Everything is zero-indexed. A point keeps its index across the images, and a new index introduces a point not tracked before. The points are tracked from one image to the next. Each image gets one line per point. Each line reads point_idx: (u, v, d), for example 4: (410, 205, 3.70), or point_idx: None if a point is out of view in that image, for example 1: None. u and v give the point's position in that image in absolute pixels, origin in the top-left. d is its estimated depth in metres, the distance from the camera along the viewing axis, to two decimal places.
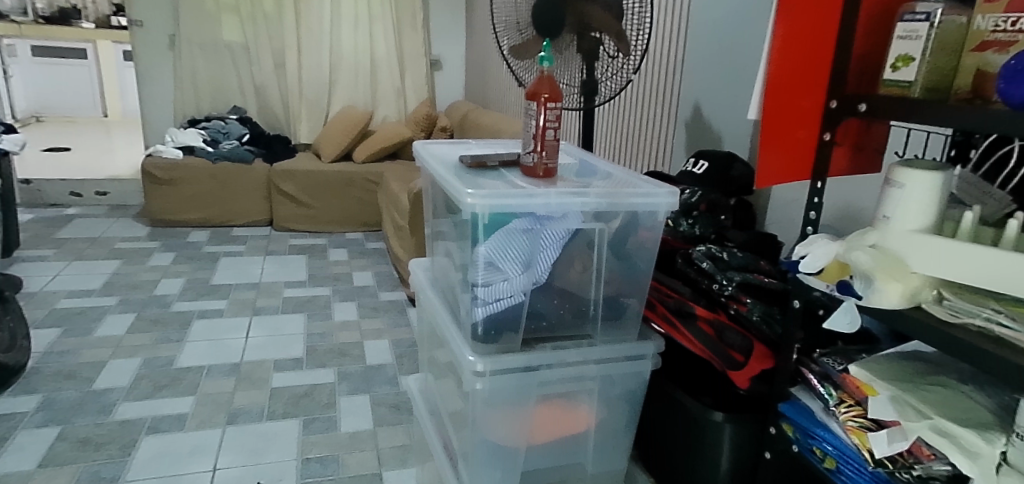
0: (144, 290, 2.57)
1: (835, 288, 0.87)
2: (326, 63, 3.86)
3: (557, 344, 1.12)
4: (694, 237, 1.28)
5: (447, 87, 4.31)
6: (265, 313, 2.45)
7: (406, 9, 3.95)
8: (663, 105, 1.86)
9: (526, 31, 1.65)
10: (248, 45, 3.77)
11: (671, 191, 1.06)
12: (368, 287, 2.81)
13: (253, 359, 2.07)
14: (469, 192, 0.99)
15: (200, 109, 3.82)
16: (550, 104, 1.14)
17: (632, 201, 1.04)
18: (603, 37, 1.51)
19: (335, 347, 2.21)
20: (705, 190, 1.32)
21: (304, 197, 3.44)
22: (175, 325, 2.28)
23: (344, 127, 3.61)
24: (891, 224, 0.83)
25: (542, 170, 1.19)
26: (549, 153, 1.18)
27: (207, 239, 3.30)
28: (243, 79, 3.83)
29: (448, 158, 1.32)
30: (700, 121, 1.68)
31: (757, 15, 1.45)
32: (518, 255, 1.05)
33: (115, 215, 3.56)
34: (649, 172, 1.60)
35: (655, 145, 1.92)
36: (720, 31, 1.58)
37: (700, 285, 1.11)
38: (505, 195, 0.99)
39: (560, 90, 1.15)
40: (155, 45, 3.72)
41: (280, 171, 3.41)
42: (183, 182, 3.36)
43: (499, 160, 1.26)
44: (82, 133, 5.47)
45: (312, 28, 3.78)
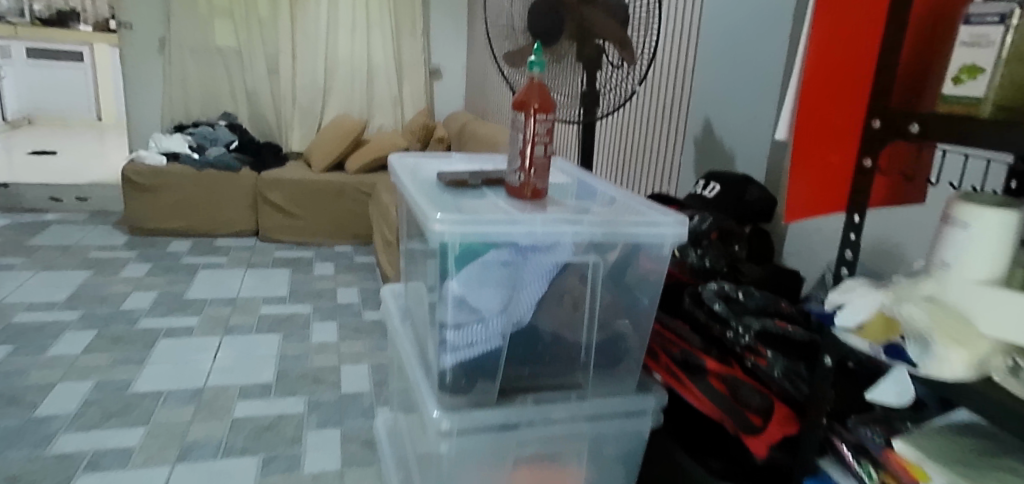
0: (110, 303, 2.41)
1: (882, 351, 0.70)
2: (321, 69, 3.71)
3: (541, 397, 0.94)
4: (703, 271, 1.12)
5: (447, 96, 4.17)
6: (237, 332, 2.29)
7: (405, 14, 3.81)
8: (671, 122, 1.71)
9: (521, 39, 1.50)
10: (241, 50, 3.60)
11: (678, 220, 0.90)
12: (352, 305, 2.65)
13: (217, 385, 1.91)
14: (438, 217, 0.83)
15: (190, 116, 3.65)
16: (540, 116, 0.99)
17: (633, 231, 0.89)
18: (607, 45, 1.37)
19: (309, 372, 2.04)
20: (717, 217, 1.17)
21: (292, 206, 3.30)
22: (139, 344, 2.12)
23: (336, 136, 3.47)
24: (952, 273, 0.67)
25: (529, 191, 1.03)
26: (538, 172, 1.02)
27: (188, 250, 3.14)
28: (234, 85, 3.66)
29: (423, 175, 1.16)
30: (712, 139, 1.53)
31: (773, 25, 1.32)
32: (497, 293, 0.88)
33: (94, 222, 3.41)
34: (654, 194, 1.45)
35: (660, 162, 1.77)
36: (732, 43, 1.45)
37: (711, 331, 0.93)
38: (478, 221, 0.83)
39: (552, 100, 1.00)
40: (143, 48, 3.57)
41: (267, 179, 3.26)
42: (165, 189, 3.21)
43: (482, 178, 1.10)
44: (75, 135, 5.36)
45: (307, 32, 3.64)
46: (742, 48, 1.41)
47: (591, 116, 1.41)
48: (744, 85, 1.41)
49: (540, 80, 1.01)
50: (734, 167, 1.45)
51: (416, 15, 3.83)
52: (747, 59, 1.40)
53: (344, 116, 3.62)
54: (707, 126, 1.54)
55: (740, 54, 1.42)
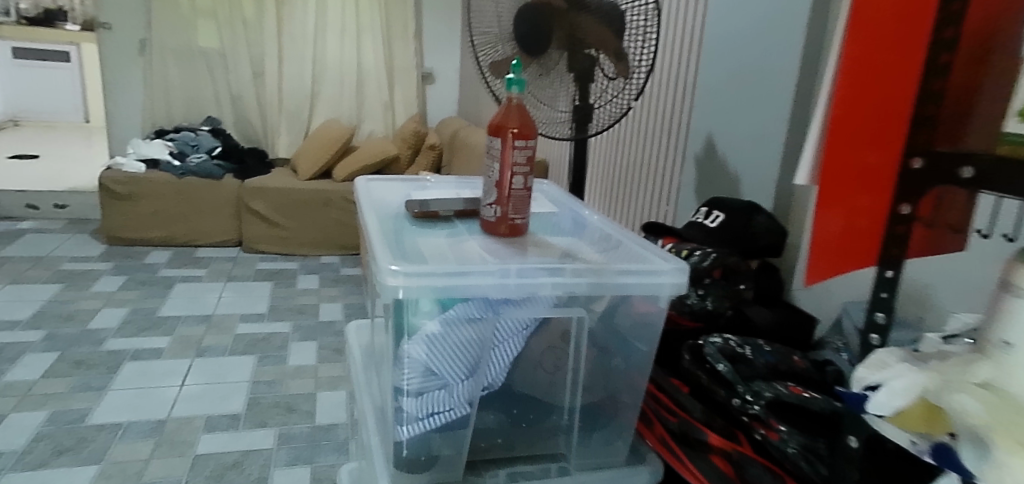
0: (77, 322, 2.28)
1: (929, 450, 0.55)
2: (309, 73, 3.58)
3: (517, 471, 0.81)
4: (704, 314, 0.99)
5: (440, 102, 4.04)
6: (209, 355, 2.15)
7: (396, 16, 3.68)
8: (671, 138, 1.58)
9: (508, 49, 1.37)
10: (225, 52, 3.47)
11: (677, 267, 0.77)
12: (334, 323, 2.52)
13: (181, 415, 1.79)
14: (393, 268, 0.69)
15: (172, 121, 3.53)
16: (518, 142, 0.86)
17: (623, 281, 0.76)
18: (600, 56, 1.24)
19: (282, 400, 1.91)
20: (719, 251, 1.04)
21: (276, 216, 3.15)
22: (102, 369, 1.99)
23: (323, 143, 3.34)
24: (1014, 354, 0.52)
25: (506, 227, 0.90)
26: (516, 206, 0.89)
27: (166, 261, 2.96)
28: (219, 89, 3.53)
29: (390, 206, 1.04)
30: (714, 157, 1.40)
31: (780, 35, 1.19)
32: (462, 354, 0.75)
33: (71, 231, 3.28)
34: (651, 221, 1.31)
35: (655, 183, 1.65)
36: (737, 55, 1.32)
37: (715, 396, 0.79)
38: (438, 272, 0.70)
39: (533, 123, 0.87)
40: (124, 50, 3.43)
41: (250, 187, 3.11)
42: (144, 198, 3.05)
43: (455, 209, 0.98)
44: (60, 138, 5.23)
45: (294, 34, 3.49)
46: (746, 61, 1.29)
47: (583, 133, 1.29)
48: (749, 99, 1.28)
49: (520, 98, 0.88)
50: (739, 189, 1.31)
51: (408, 18, 3.70)
52: (752, 71, 1.27)
53: (332, 122, 3.49)
54: (710, 143, 1.41)
55: (745, 66, 1.29)
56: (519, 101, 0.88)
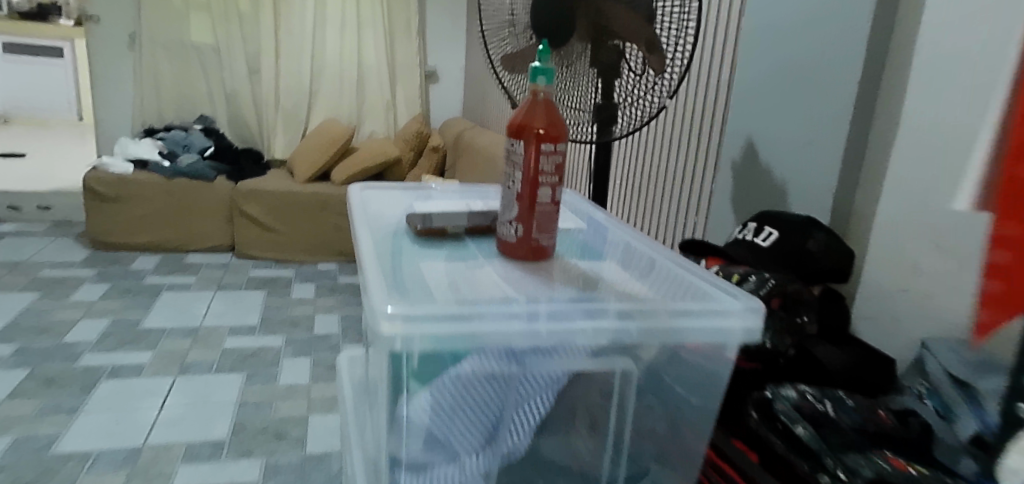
0: (53, 334, 2.12)
1: None
2: (307, 71, 3.42)
3: None
4: (763, 353, 0.83)
5: (443, 102, 3.88)
6: (193, 372, 1.99)
7: (399, 12, 3.52)
8: (701, 140, 1.43)
9: (523, 40, 1.20)
10: (220, 48, 3.31)
11: (748, 306, 0.61)
12: (331, 336, 2.35)
13: (159, 442, 1.63)
14: (387, 311, 0.53)
15: (164, 119, 3.36)
16: (546, 146, 0.70)
17: (680, 324, 0.60)
18: (627, 47, 1.08)
19: (271, 425, 1.75)
20: (777, 277, 0.87)
21: (270, 221, 2.98)
22: (76, 387, 1.83)
23: (322, 144, 3.18)
24: None
25: (527, 248, 0.74)
26: (541, 223, 0.73)
27: (154, 267, 2.80)
28: (213, 87, 3.37)
29: (388, 220, 0.87)
30: (754, 164, 1.24)
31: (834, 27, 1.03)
32: (473, 414, 0.59)
33: (55, 234, 3.12)
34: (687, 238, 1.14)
35: (684, 192, 1.50)
36: (781, 50, 1.16)
37: (795, 468, 0.63)
38: (445, 317, 0.54)
39: (564, 122, 0.71)
40: (112, 45, 3.27)
41: (243, 190, 2.95)
42: (131, 201, 2.88)
43: (467, 225, 0.82)
44: (52, 137, 5.07)
45: (292, 30, 3.34)
46: (791, 56, 1.13)
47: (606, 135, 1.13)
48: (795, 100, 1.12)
49: (550, 94, 0.71)
50: (785, 201, 1.15)
51: (411, 14, 3.54)
52: (799, 67, 1.11)
53: (331, 121, 3.34)
54: (749, 148, 1.25)
55: (791, 61, 1.13)
56: (545, 95, 0.72)
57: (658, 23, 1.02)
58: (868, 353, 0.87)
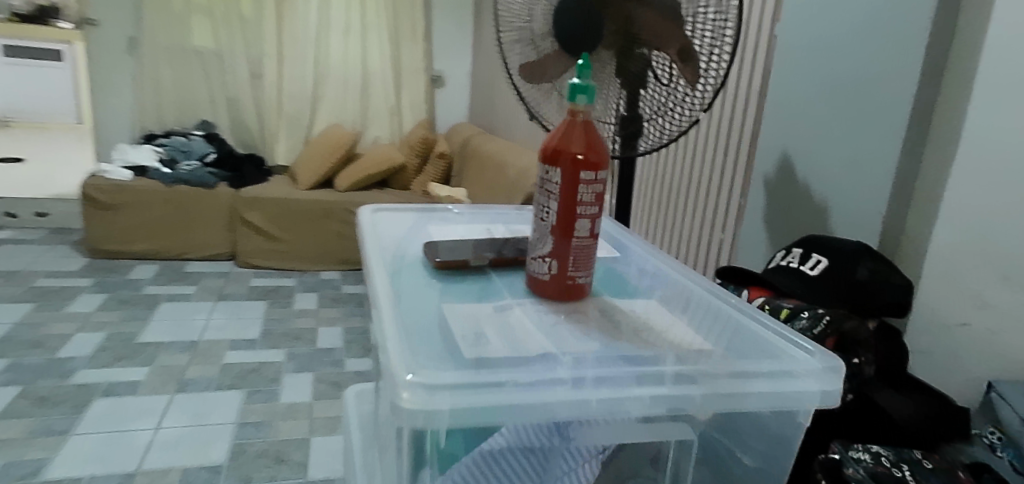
0: (46, 349, 2.04)
1: None
2: (311, 75, 3.35)
3: None
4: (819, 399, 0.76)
5: (450, 107, 3.80)
6: (191, 389, 1.90)
7: (405, 16, 3.44)
8: (727, 155, 1.37)
9: (543, 48, 1.06)
10: (222, 51, 3.24)
11: (822, 366, 0.53)
12: (334, 351, 2.27)
13: (154, 467, 1.54)
14: (408, 379, 0.46)
15: (164, 124, 3.27)
16: (586, 174, 0.62)
17: (747, 387, 0.52)
18: (654, 56, 0.98)
19: (271, 448, 1.67)
20: (831, 312, 0.80)
21: (272, 229, 2.90)
22: (68, 407, 1.75)
23: (327, 149, 3.11)
24: None
25: (562, 287, 0.66)
26: (578, 260, 0.65)
27: (153, 276, 2.71)
28: (214, 91, 3.28)
29: (402, 250, 0.79)
30: (791, 182, 1.16)
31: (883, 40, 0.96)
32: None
33: (51, 241, 3.04)
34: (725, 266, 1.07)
35: (712, 208, 1.42)
36: (822, 63, 1.09)
37: None
38: (475, 386, 0.47)
39: (606, 147, 0.63)
40: (112, 48, 3.19)
41: (245, 197, 2.87)
42: (130, 208, 2.81)
43: (491, 258, 0.74)
44: (51, 141, 4.99)
45: (295, 32, 3.27)
46: (833, 69, 1.06)
47: (631, 151, 1.04)
48: (838, 116, 1.05)
49: (590, 115, 0.63)
50: (827, 223, 1.07)
51: (417, 19, 3.46)
52: (841, 82, 1.04)
53: (335, 127, 3.26)
54: (784, 164, 1.18)
55: (833, 75, 1.06)
56: (584, 115, 0.63)
57: (694, 32, 0.94)
58: (930, 395, 0.79)
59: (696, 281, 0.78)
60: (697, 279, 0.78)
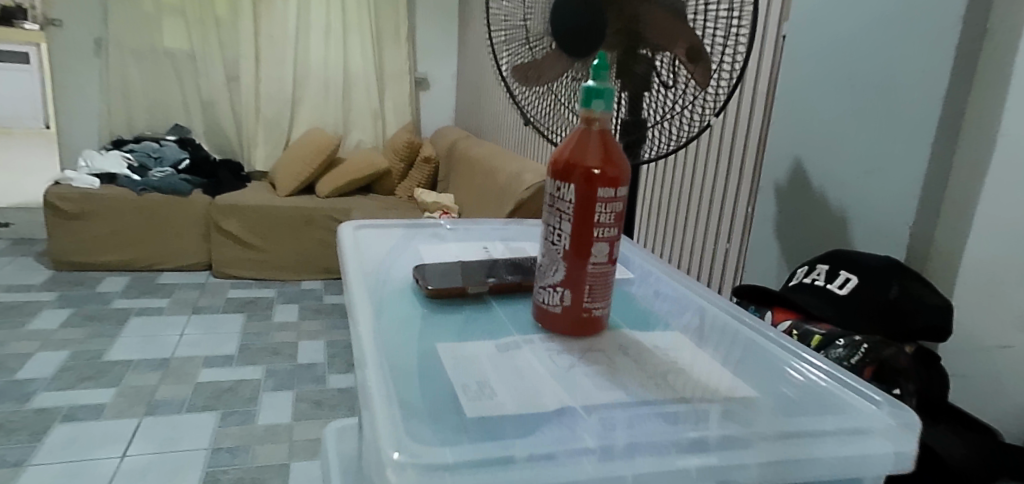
0: (3, 371, 1.90)
1: None
2: (289, 78, 3.23)
3: None
4: None
5: (434, 110, 3.70)
6: (162, 412, 1.78)
7: (387, 17, 3.34)
8: (733, 160, 1.29)
9: (540, 45, 0.96)
10: (195, 54, 3.11)
11: (889, 431, 0.47)
12: (316, 366, 2.15)
13: None
14: (399, 462, 0.38)
15: (134, 129, 3.14)
16: (606, 193, 0.53)
17: (808, 452, 0.44)
18: (658, 52, 0.85)
19: (247, 475, 1.55)
20: (869, 339, 0.72)
21: (250, 237, 2.78)
22: (25, 435, 1.62)
23: (306, 155, 2.99)
24: None
25: (576, 322, 0.57)
26: (596, 291, 0.56)
27: (123, 289, 2.58)
28: (188, 95, 3.15)
29: (388, 274, 0.70)
30: (801, 189, 1.08)
31: (898, 37, 0.89)
32: None
33: (15, 253, 2.89)
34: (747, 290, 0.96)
35: (719, 217, 1.33)
36: (831, 63, 1.01)
37: None
38: (485, 466, 0.38)
39: (627, 161, 0.54)
40: (76, 50, 3.05)
41: (222, 205, 2.75)
42: (97, 218, 2.67)
43: (491, 283, 0.65)
44: (18, 148, 4.80)
45: (273, 34, 3.15)
46: (844, 70, 0.98)
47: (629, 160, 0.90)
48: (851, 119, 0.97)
49: (608, 122, 0.55)
50: (845, 234, 0.99)
51: (399, 19, 3.36)
52: (855, 81, 0.96)
53: (316, 130, 3.14)
54: (795, 170, 1.10)
55: (844, 75, 0.99)
56: (600, 122, 0.55)
57: (703, 26, 0.80)
58: (974, 431, 0.73)
59: (719, 304, 0.70)
60: (719, 302, 0.71)
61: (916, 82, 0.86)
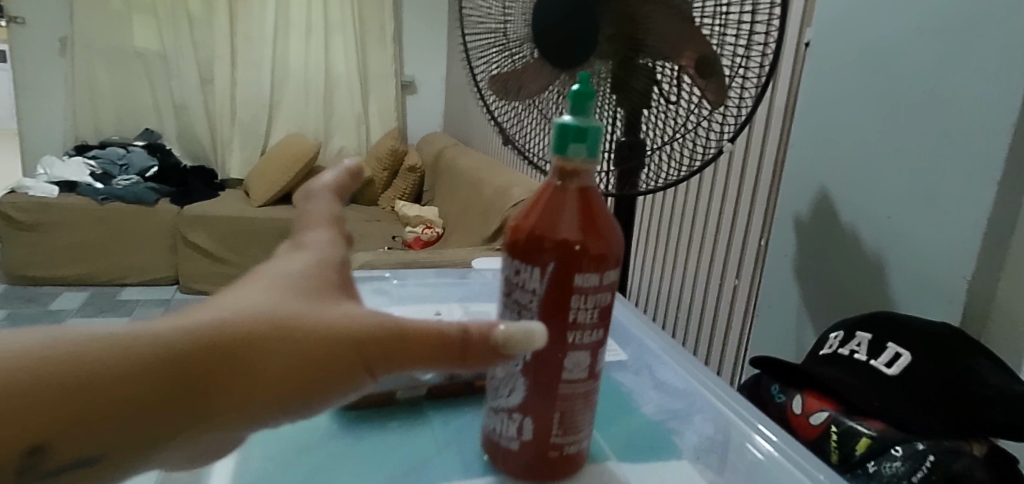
0: None
1: None
2: (267, 80, 3.05)
3: None
4: None
5: (422, 116, 3.53)
6: None
7: (371, 17, 3.17)
8: (742, 182, 1.10)
9: (521, 53, 0.76)
10: (167, 53, 2.93)
11: None
12: None
13: None
14: None
15: (101, 134, 2.95)
16: (582, 277, 0.37)
17: None
18: (660, 66, 0.64)
19: None
20: (927, 442, 0.52)
21: (221, 251, 2.59)
22: None
23: (283, 163, 2.80)
24: None
25: (543, 460, 0.40)
26: (569, 419, 0.39)
27: (79, 307, 2.39)
28: (160, 97, 2.98)
29: None
30: (792, 232, 0.87)
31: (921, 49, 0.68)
32: None
33: None
34: (765, 363, 0.68)
35: (724, 249, 1.15)
36: (829, 78, 0.80)
37: None
38: None
39: (614, 230, 0.37)
40: (40, 49, 2.86)
41: (190, 216, 2.56)
42: (54, 229, 2.48)
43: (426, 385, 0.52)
44: None
45: (249, 33, 2.97)
46: None
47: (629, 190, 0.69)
48: (849, 151, 0.76)
49: (595, 179, 0.38)
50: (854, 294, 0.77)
51: (385, 20, 3.18)
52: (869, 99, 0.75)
53: (296, 135, 2.96)
54: (784, 209, 0.89)
55: (845, 97, 0.77)
56: (580, 172, 0.37)
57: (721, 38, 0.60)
58: None
59: (721, 399, 0.56)
60: (724, 394, 0.57)
61: (944, 110, 0.64)
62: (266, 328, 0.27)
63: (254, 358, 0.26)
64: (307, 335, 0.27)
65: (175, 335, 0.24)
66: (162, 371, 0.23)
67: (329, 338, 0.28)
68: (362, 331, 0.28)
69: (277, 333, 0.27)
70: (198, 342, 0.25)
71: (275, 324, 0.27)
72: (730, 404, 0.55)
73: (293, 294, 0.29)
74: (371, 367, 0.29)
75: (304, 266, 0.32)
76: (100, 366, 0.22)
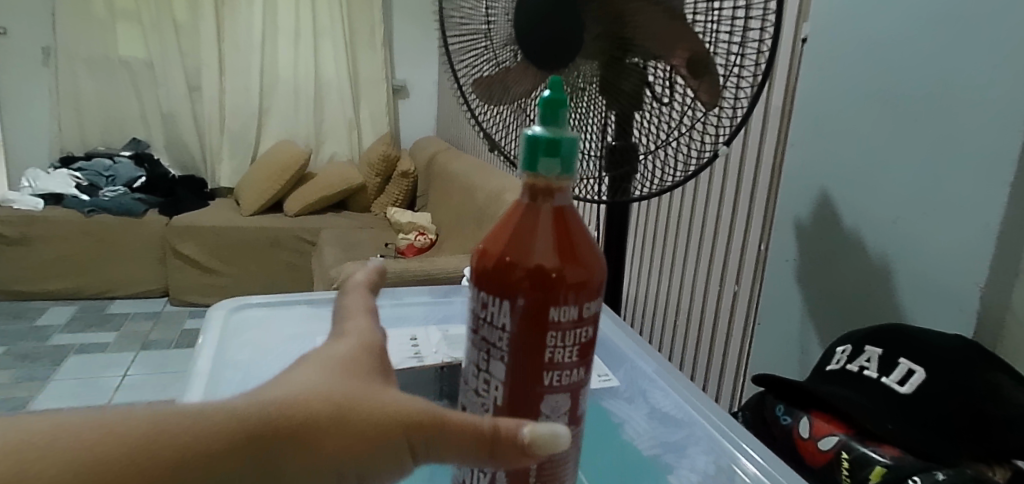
0: None
1: None
2: (256, 87, 3.00)
3: None
4: None
5: (415, 121, 3.49)
6: None
7: (360, 21, 3.12)
8: (739, 187, 1.05)
9: (506, 57, 0.71)
10: (153, 62, 2.88)
11: None
12: None
13: None
14: None
15: (88, 145, 2.90)
16: (561, 312, 0.32)
17: None
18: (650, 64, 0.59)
19: None
20: (950, 471, 0.45)
21: (211, 261, 2.55)
22: None
23: (273, 171, 2.75)
24: None
25: None
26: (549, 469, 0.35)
27: (66, 322, 2.34)
28: (147, 106, 2.93)
29: None
30: (790, 240, 0.83)
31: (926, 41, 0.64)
32: None
33: None
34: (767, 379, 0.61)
35: (722, 253, 1.10)
36: (827, 73, 0.75)
37: None
38: None
39: (598, 255, 0.33)
40: (23, 60, 2.81)
41: (178, 227, 2.51)
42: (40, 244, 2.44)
43: None
44: None
45: (236, 40, 2.93)
46: None
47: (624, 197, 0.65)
48: (851, 151, 0.71)
49: (573, 198, 0.33)
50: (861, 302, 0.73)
51: (374, 25, 3.14)
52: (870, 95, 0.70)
53: (287, 143, 2.92)
54: (783, 213, 0.85)
55: (842, 99, 0.73)
56: (558, 191, 0.33)
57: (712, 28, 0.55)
58: None
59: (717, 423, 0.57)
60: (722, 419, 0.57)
61: (952, 103, 0.59)
62: (323, 412, 0.28)
63: (305, 443, 0.27)
64: (362, 416, 0.29)
65: (245, 414, 0.26)
66: (217, 457, 0.25)
67: (376, 420, 0.29)
68: (408, 410, 0.29)
69: (331, 414, 0.28)
70: (263, 424, 0.26)
71: (336, 406, 0.28)
72: (725, 431, 0.55)
73: (347, 378, 0.31)
74: (420, 445, 0.30)
75: (352, 349, 0.34)
76: (157, 451, 0.24)
